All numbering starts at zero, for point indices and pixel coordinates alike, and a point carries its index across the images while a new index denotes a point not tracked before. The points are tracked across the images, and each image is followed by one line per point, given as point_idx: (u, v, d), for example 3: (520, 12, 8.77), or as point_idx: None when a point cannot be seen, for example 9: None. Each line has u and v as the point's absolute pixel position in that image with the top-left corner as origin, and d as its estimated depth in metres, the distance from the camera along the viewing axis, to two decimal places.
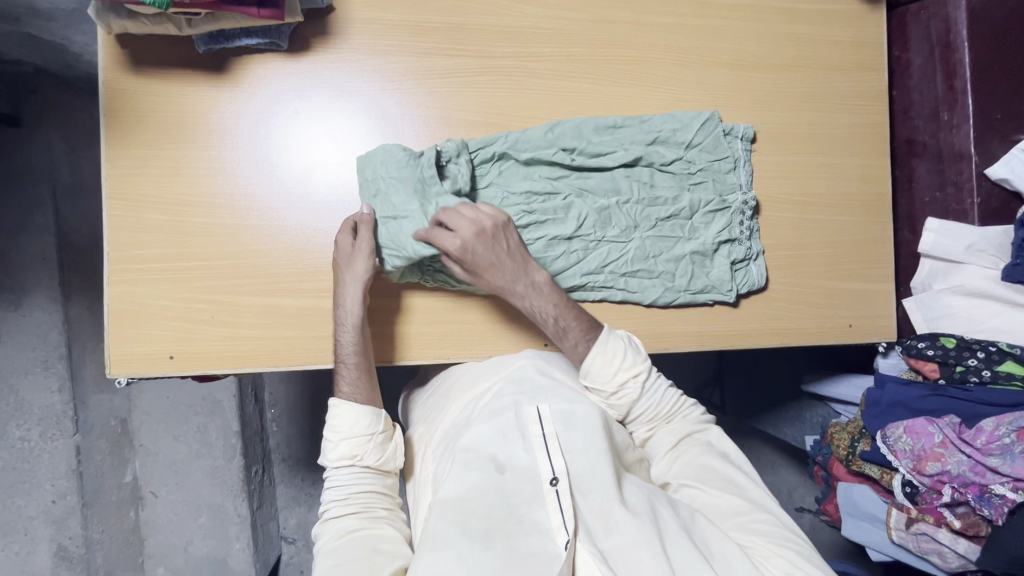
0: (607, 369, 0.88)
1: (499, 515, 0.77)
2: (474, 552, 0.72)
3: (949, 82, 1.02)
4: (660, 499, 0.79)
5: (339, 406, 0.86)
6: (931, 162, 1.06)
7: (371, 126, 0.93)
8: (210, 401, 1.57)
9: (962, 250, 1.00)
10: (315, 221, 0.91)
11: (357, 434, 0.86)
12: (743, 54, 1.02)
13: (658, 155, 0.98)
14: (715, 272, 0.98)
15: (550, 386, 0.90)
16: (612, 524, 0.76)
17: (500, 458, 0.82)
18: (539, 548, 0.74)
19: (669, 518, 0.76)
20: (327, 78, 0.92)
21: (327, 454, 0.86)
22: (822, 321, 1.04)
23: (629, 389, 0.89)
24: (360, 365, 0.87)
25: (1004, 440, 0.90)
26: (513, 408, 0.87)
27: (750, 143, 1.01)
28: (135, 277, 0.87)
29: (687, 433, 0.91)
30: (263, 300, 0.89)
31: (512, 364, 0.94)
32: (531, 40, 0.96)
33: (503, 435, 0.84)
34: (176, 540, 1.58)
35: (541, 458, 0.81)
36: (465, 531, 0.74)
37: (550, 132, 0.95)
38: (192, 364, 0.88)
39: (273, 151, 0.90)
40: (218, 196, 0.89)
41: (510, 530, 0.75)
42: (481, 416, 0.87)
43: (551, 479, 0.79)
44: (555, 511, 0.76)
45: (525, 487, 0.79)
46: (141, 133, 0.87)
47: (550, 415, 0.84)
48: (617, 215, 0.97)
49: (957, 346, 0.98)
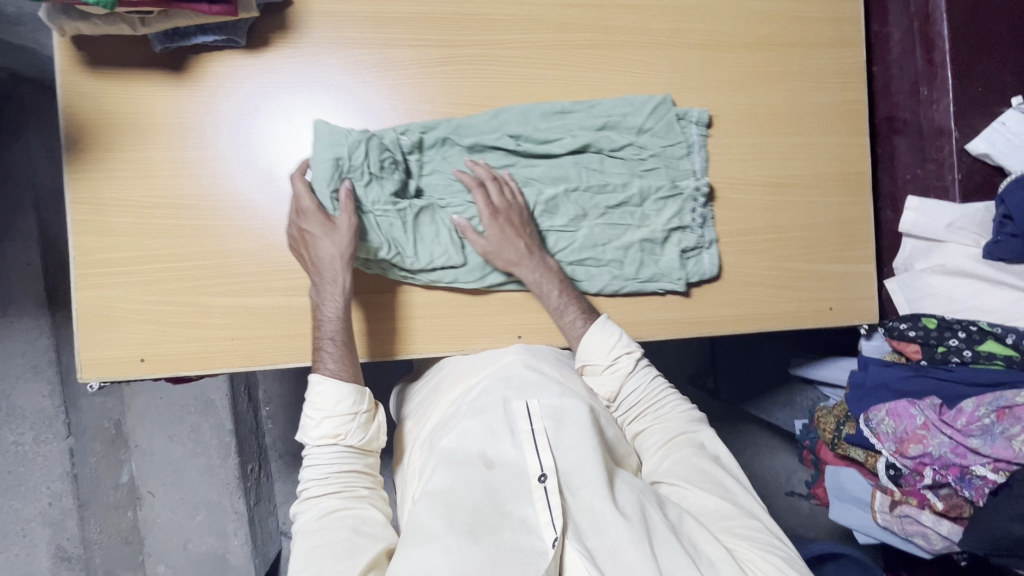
0: (603, 345, 0.91)
1: (487, 512, 0.74)
2: (461, 547, 0.70)
3: (928, 56, 0.99)
4: (650, 500, 0.79)
5: (321, 383, 0.83)
6: (911, 139, 1.03)
7: (315, 120, 0.91)
8: (203, 400, 1.58)
9: (942, 228, 0.98)
10: (281, 219, 0.90)
11: (341, 414, 0.83)
12: (715, 34, 0.99)
13: (608, 141, 0.96)
14: (665, 260, 0.97)
15: (540, 381, 0.88)
16: (601, 524, 0.75)
17: (487, 453, 0.80)
18: (525, 545, 0.72)
19: (657, 518, 0.76)
20: (267, 71, 0.90)
21: (307, 431, 0.83)
22: (803, 304, 1.02)
23: (622, 363, 0.92)
24: (342, 342, 0.86)
25: (984, 421, 0.88)
26: (501, 402, 0.84)
27: (706, 128, 0.99)
28: (103, 281, 0.87)
29: (678, 431, 0.89)
30: (231, 300, 0.89)
31: (502, 359, 0.92)
32: (495, 27, 0.94)
33: (492, 430, 0.81)
34: (175, 539, 1.60)
35: (530, 455, 0.79)
36: (452, 524, 0.72)
37: (495, 118, 0.94)
38: (163, 366, 0.88)
39: (235, 148, 0.90)
40: (182, 197, 0.88)
41: (497, 525, 0.73)
42: (470, 411, 0.84)
43: (540, 475, 0.77)
44: (542, 508, 0.75)
45: (513, 483, 0.78)
46: (101, 135, 0.87)
47: (539, 411, 0.83)
48: (565, 204, 0.95)
49: (939, 327, 0.96)
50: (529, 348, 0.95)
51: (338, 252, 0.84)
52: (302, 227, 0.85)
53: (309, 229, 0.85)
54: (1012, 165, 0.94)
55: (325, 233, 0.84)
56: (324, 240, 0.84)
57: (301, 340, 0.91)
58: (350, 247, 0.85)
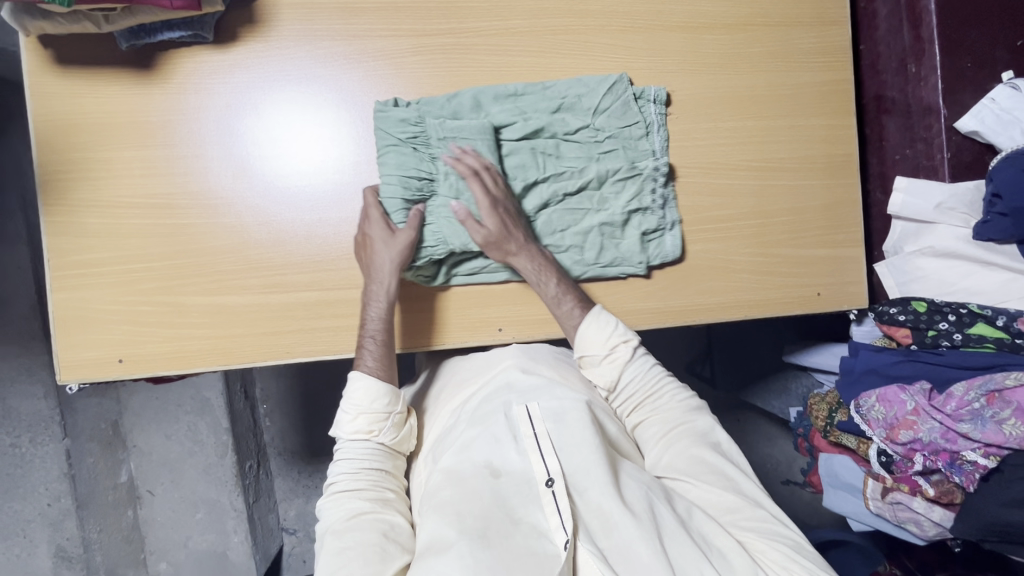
0: (601, 334, 0.90)
1: (497, 519, 0.73)
2: (474, 550, 0.69)
3: (915, 32, 0.96)
4: (658, 494, 0.77)
5: (359, 380, 0.84)
6: (900, 119, 1.01)
7: (283, 113, 0.90)
8: (199, 399, 1.58)
9: (931, 209, 0.95)
10: (255, 215, 0.89)
11: (376, 411, 0.84)
12: (693, 15, 0.97)
13: (562, 123, 0.93)
14: (626, 244, 0.95)
15: (539, 386, 0.87)
16: (611, 524, 0.73)
17: (494, 464, 0.79)
18: (537, 550, 0.71)
19: (667, 515, 0.75)
20: (230, 66, 0.89)
21: (342, 426, 0.84)
22: (790, 290, 1.00)
23: (620, 351, 0.91)
24: (382, 342, 0.87)
25: (974, 405, 0.86)
26: (502, 408, 0.84)
27: (664, 106, 0.96)
28: (78, 283, 0.87)
29: (674, 424, 0.87)
30: (208, 299, 0.89)
31: (498, 366, 0.92)
32: (467, 15, 0.92)
33: (495, 439, 0.81)
34: (176, 536, 1.60)
35: (536, 460, 0.78)
36: (463, 530, 0.72)
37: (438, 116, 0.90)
38: (140, 367, 0.88)
39: (208, 146, 0.89)
40: (157, 195, 0.88)
41: (507, 531, 0.72)
42: (471, 422, 0.84)
43: (548, 480, 0.76)
44: (552, 512, 0.74)
45: (520, 489, 0.76)
46: (72, 136, 0.86)
47: (540, 414, 0.82)
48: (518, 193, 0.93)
49: (928, 310, 0.94)
50: (525, 350, 0.95)
51: (392, 258, 0.85)
52: (365, 232, 0.87)
53: (370, 233, 0.87)
54: (1002, 142, 0.92)
55: (383, 242, 0.86)
56: (381, 245, 0.86)
57: (278, 338, 0.90)
58: (404, 258, 0.86)
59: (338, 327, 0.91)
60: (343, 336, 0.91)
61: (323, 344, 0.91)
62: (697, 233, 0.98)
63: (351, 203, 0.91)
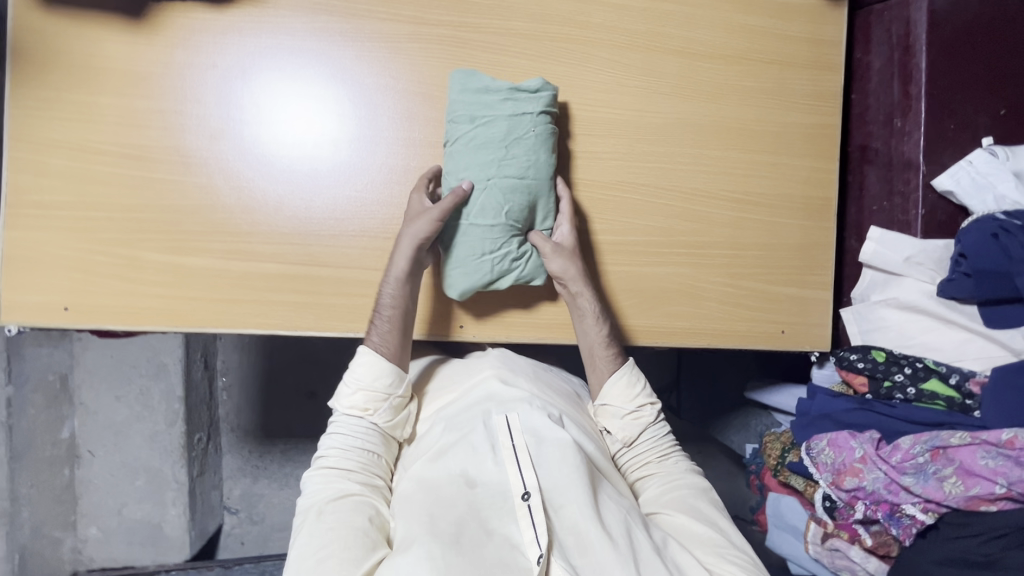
0: (629, 390, 0.92)
1: (469, 526, 0.72)
2: (445, 554, 0.68)
3: (905, 88, 0.98)
4: (636, 520, 0.77)
5: (365, 354, 0.85)
6: (880, 170, 1.03)
7: (274, 82, 0.89)
8: (155, 363, 1.54)
9: (900, 262, 0.96)
10: (228, 179, 0.88)
11: (375, 390, 0.85)
12: (692, 42, 0.98)
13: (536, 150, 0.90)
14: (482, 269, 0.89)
15: (518, 395, 0.85)
16: (587, 543, 0.72)
17: (469, 473, 0.77)
18: (508, 561, 0.70)
19: (643, 540, 0.75)
20: (226, 27, 0.87)
21: (340, 399, 0.86)
22: (754, 325, 1.01)
23: (645, 412, 0.93)
24: (397, 322, 0.87)
25: (918, 460, 0.85)
26: (481, 416, 0.82)
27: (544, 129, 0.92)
28: (33, 223, 0.84)
29: (678, 476, 0.89)
30: (166, 257, 0.87)
31: (477, 376, 0.90)
32: (469, 10, 0.92)
33: (473, 447, 0.79)
34: (110, 502, 1.57)
35: (512, 473, 0.76)
36: (434, 533, 0.70)
37: (511, 96, 0.87)
38: (87, 317, 0.85)
39: (191, 102, 0.87)
40: (130, 146, 0.86)
41: (480, 540, 0.71)
42: (450, 429, 0.82)
43: (524, 493, 0.74)
44: (526, 526, 0.72)
45: (496, 502, 0.75)
46: (49, 74, 0.84)
47: (519, 426, 0.81)
48: (489, 200, 0.87)
49: (887, 360, 0.95)
50: (504, 359, 0.93)
51: (416, 232, 0.85)
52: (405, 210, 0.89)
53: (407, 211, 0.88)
54: (974, 206, 0.94)
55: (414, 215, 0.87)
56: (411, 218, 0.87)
57: (234, 306, 0.88)
58: (424, 237, 0.85)
59: (299, 303, 0.90)
60: (301, 314, 0.90)
61: (279, 319, 0.89)
62: (671, 256, 0.98)
63: (329, 182, 0.90)
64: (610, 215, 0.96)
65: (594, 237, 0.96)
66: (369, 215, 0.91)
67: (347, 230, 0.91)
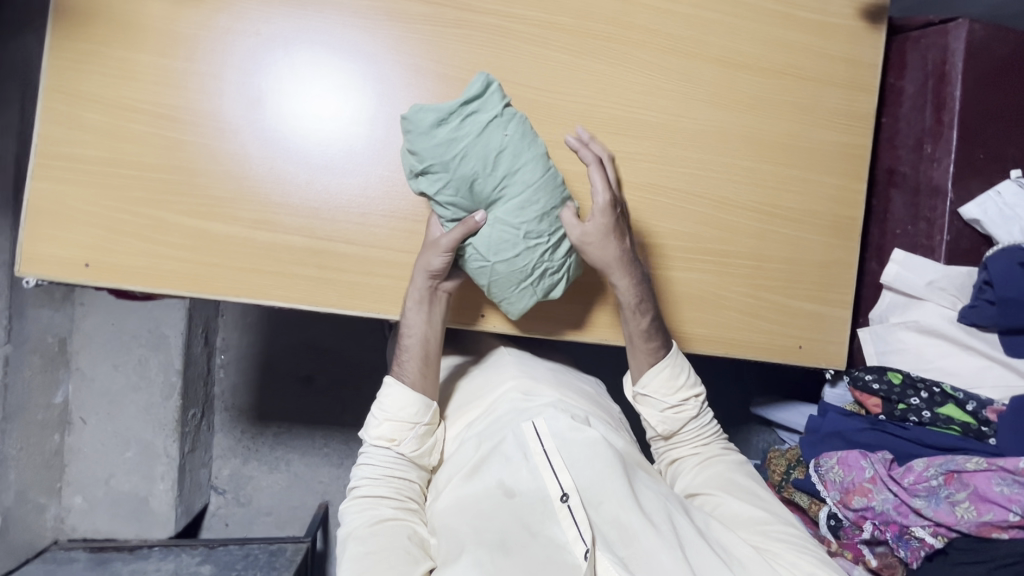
0: (671, 381, 0.94)
1: (514, 532, 0.74)
2: (493, 559, 0.71)
3: (937, 115, 0.99)
4: (675, 506, 0.80)
5: (392, 387, 0.89)
6: (906, 195, 1.03)
7: (317, 56, 0.88)
8: (156, 334, 1.52)
9: (922, 285, 0.97)
10: (260, 148, 0.87)
11: (401, 419, 0.87)
12: (732, 52, 0.99)
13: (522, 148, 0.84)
14: (530, 291, 0.89)
15: (541, 403, 0.88)
16: (630, 533, 0.75)
17: (506, 482, 0.79)
18: (557, 559, 0.72)
19: (684, 524, 0.78)
20: None
21: (368, 430, 0.88)
22: (773, 338, 1.01)
23: (687, 406, 0.95)
24: (424, 354, 0.89)
25: (932, 482, 0.86)
26: (509, 426, 0.85)
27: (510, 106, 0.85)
28: (62, 176, 0.83)
29: (713, 454, 0.94)
30: (194, 222, 0.86)
31: (499, 387, 0.94)
32: (515, 1, 0.92)
33: (506, 457, 0.81)
34: (97, 471, 1.55)
35: (548, 477, 0.78)
36: (480, 542, 0.73)
37: (463, 120, 0.80)
38: (108, 276, 0.84)
39: (231, 69, 0.86)
40: (166, 106, 0.85)
41: (527, 544, 0.73)
42: (482, 439, 0.85)
43: (562, 495, 0.76)
44: (569, 525, 0.74)
45: (537, 507, 0.77)
46: (92, 29, 0.84)
47: (548, 431, 0.82)
48: (505, 230, 0.85)
49: (902, 383, 0.94)
50: (524, 368, 0.96)
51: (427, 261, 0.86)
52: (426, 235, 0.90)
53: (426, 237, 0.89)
54: (999, 235, 0.94)
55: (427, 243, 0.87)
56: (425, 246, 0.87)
57: (256, 277, 0.87)
58: (436, 268, 0.86)
59: (322, 279, 0.89)
60: (324, 290, 0.89)
61: (300, 293, 0.88)
62: (696, 263, 0.98)
63: (362, 160, 0.90)
64: (639, 216, 0.96)
65: None
66: (400, 196, 0.90)
67: (376, 210, 0.90)
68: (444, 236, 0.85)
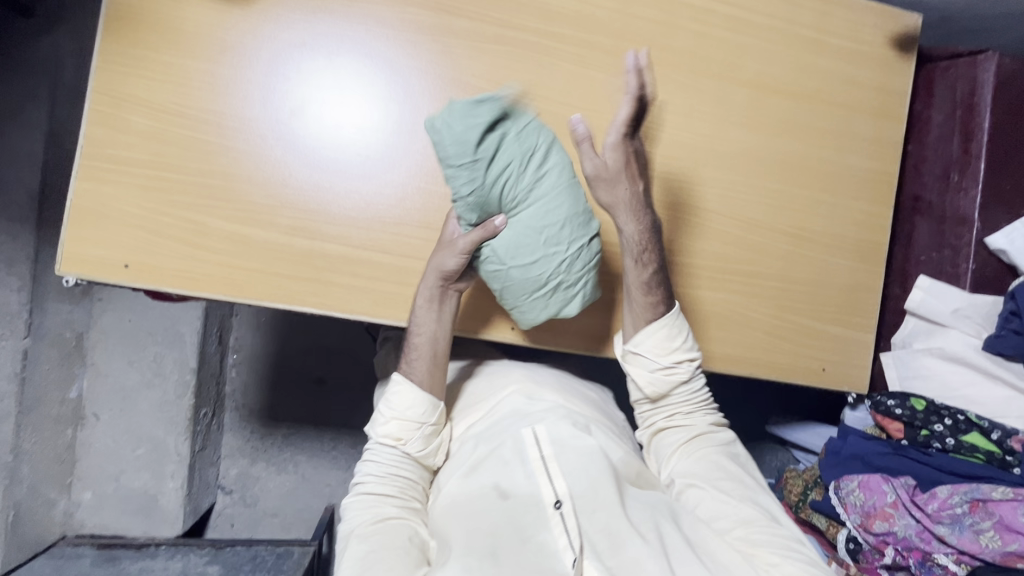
0: (666, 343, 0.91)
1: (506, 537, 0.76)
2: (482, 565, 0.72)
3: (965, 145, 1.01)
4: (663, 514, 0.81)
5: (400, 385, 0.89)
6: (932, 222, 1.04)
7: (358, 66, 0.90)
8: (172, 333, 1.53)
9: (947, 312, 0.98)
10: (300, 156, 0.88)
11: (407, 419, 0.88)
12: (766, 76, 1.00)
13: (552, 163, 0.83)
14: (543, 303, 0.88)
15: (542, 408, 0.90)
16: (617, 542, 0.76)
17: (502, 486, 0.82)
18: (545, 566, 0.73)
19: (671, 533, 0.79)
20: (316, 9, 0.88)
21: (376, 426, 0.90)
22: (797, 360, 1.02)
23: (680, 369, 0.92)
24: (433, 355, 0.89)
25: (956, 510, 0.87)
26: (508, 432, 0.87)
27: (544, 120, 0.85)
28: (105, 177, 0.84)
29: (701, 431, 0.93)
30: (233, 227, 0.86)
31: (502, 390, 0.95)
32: (555, 21, 0.94)
33: (504, 462, 0.84)
34: (108, 467, 1.55)
35: (543, 483, 0.81)
36: (471, 547, 0.75)
37: (497, 130, 0.78)
38: (147, 278, 0.85)
39: (274, 78, 0.88)
40: (209, 112, 0.86)
41: (517, 549, 0.75)
42: (484, 443, 0.88)
43: (555, 502, 0.79)
44: (560, 532, 0.76)
45: (530, 512, 0.78)
46: (141, 35, 0.85)
47: (546, 438, 0.85)
48: (523, 239, 0.83)
49: (926, 410, 0.95)
50: (533, 372, 0.97)
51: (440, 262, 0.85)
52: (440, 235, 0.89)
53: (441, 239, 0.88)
54: None
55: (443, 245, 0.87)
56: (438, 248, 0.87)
57: (292, 283, 0.88)
58: (450, 270, 0.85)
59: (357, 287, 0.90)
60: (358, 298, 0.90)
61: (334, 300, 0.89)
62: (724, 283, 0.99)
63: (399, 170, 0.91)
64: (670, 235, 0.97)
65: None
66: (435, 207, 0.91)
67: (411, 220, 0.91)
68: (461, 238, 0.84)
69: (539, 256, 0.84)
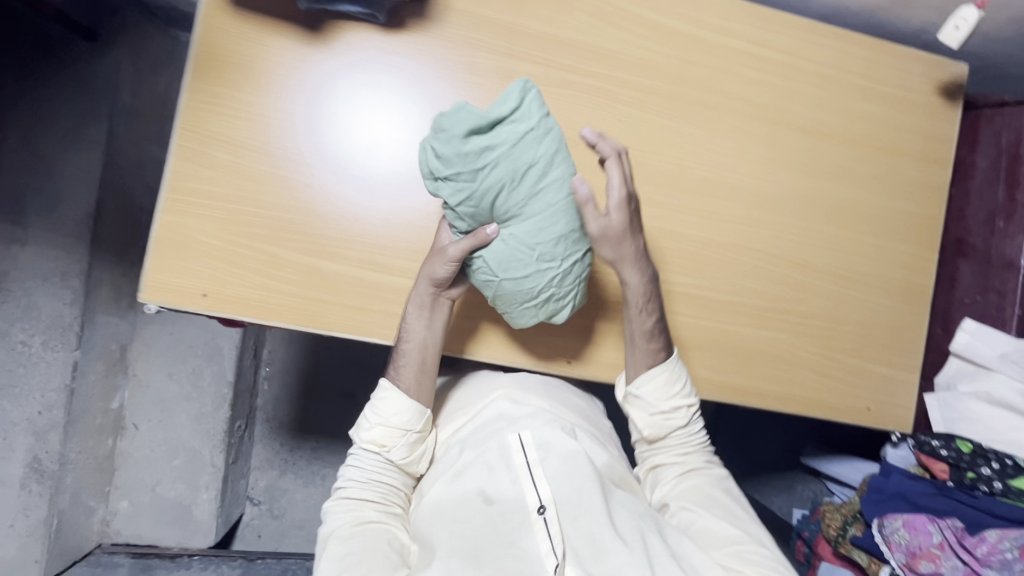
0: (666, 387, 0.94)
1: (489, 540, 0.76)
2: (465, 568, 0.73)
3: (1010, 192, 1.03)
4: (649, 527, 0.81)
5: (388, 391, 0.90)
6: (976, 265, 1.07)
7: (425, 107, 0.93)
8: (211, 346, 1.56)
9: (994, 356, 1.00)
10: (369, 192, 0.92)
11: (393, 426, 0.88)
12: (817, 122, 1.03)
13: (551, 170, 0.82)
14: (534, 309, 0.89)
15: (529, 413, 0.90)
16: (601, 549, 0.76)
17: (487, 491, 0.82)
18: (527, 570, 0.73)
19: (656, 544, 0.79)
20: (388, 52, 0.92)
21: (360, 432, 0.90)
22: (843, 398, 1.04)
23: (677, 414, 0.95)
24: (423, 362, 0.90)
25: (1005, 555, 0.88)
26: (494, 436, 0.87)
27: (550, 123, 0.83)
28: (186, 209, 0.88)
29: (693, 466, 0.95)
30: (305, 259, 0.90)
31: (487, 398, 0.95)
32: (617, 66, 0.97)
33: (488, 466, 0.84)
34: (146, 477, 1.57)
35: (527, 488, 0.80)
36: (455, 550, 0.75)
37: (481, 138, 0.78)
38: (222, 306, 0.88)
39: (347, 117, 0.91)
40: (286, 148, 0.90)
41: (499, 553, 0.74)
42: (470, 447, 0.87)
43: (539, 507, 0.79)
44: (543, 538, 0.76)
45: (513, 517, 0.78)
46: (226, 74, 0.89)
47: (532, 442, 0.85)
48: (515, 248, 0.84)
49: (972, 452, 0.96)
50: (517, 380, 0.98)
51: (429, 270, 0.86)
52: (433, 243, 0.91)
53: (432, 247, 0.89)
54: None
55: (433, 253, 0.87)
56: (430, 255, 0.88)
57: (359, 313, 0.91)
58: (440, 278, 0.86)
59: None
60: None
61: None
62: (774, 321, 1.02)
63: None
64: (721, 274, 1.00)
65: (703, 293, 1.00)
66: None
67: None
68: (453, 245, 0.85)
69: (533, 265, 0.85)
